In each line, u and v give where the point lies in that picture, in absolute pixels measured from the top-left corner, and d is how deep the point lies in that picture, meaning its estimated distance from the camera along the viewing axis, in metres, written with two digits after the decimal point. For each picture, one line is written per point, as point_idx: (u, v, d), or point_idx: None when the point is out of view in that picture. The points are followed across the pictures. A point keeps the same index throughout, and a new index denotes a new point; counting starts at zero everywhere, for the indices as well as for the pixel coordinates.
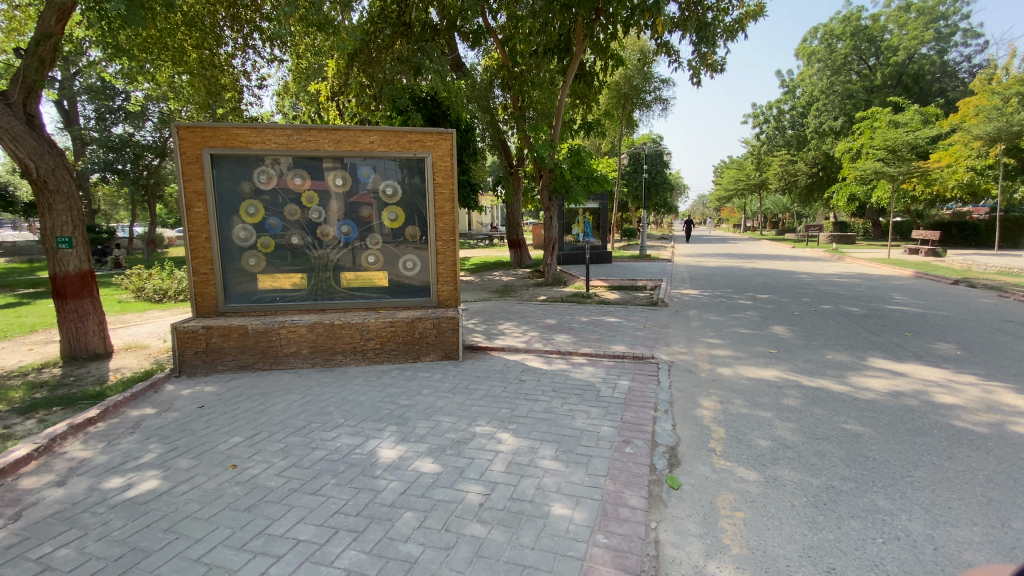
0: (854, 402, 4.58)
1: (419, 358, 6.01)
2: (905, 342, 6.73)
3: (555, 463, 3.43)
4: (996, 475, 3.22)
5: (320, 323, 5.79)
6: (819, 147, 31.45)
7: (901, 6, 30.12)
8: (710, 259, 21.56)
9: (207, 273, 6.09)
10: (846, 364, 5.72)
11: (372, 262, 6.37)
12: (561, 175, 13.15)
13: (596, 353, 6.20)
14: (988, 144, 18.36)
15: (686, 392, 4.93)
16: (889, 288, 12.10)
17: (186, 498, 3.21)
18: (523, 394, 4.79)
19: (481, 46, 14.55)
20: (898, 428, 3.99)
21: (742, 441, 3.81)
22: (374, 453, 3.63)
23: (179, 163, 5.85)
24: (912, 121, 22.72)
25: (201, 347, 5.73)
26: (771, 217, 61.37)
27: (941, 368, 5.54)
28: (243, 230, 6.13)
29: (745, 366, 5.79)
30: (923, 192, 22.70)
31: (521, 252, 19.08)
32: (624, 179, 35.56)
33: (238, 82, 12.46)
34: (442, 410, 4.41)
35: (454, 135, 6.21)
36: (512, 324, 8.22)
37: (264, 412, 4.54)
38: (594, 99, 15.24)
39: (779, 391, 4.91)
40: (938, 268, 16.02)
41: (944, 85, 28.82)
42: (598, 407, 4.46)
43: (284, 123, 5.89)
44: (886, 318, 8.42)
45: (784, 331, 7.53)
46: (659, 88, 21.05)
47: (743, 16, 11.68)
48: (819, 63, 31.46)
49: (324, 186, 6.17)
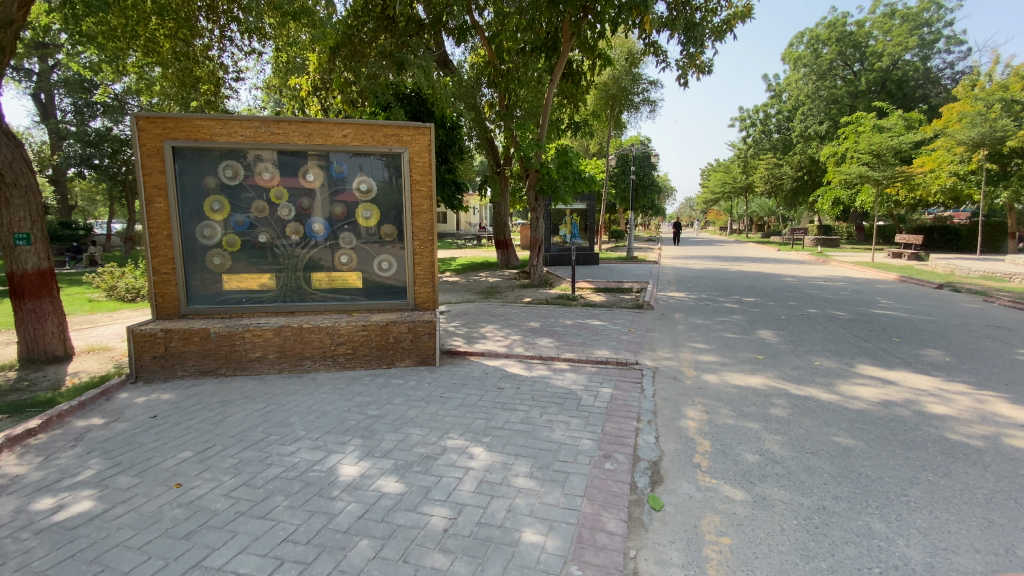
0: (844, 412, 4.40)
1: (394, 364, 5.72)
2: (893, 348, 6.61)
3: (529, 482, 3.17)
4: (996, 495, 3.04)
5: (287, 326, 5.49)
6: (805, 151, 31.67)
7: (885, 12, 30.41)
8: (696, 261, 21.51)
9: (168, 273, 5.75)
10: (834, 372, 5.56)
11: (345, 262, 6.06)
12: (547, 175, 12.89)
13: (578, 359, 5.96)
14: (971, 150, 18.56)
15: (671, 401, 4.70)
16: (875, 291, 12.07)
17: (120, 523, 2.90)
18: (500, 404, 4.53)
19: (467, 43, 14.25)
20: (890, 442, 3.81)
21: (729, 456, 3.59)
22: (333, 470, 3.35)
23: (138, 155, 5.49)
24: (896, 125, 22.92)
25: (159, 352, 5.38)
26: (756, 220, 61.96)
27: (931, 376, 5.41)
28: (207, 227, 5.80)
29: (731, 373, 5.60)
30: (906, 197, 22.94)
31: (507, 253, 18.81)
32: (612, 180, 35.52)
33: (217, 75, 12.05)
34: (412, 421, 4.13)
35: (432, 129, 5.94)
36: (494, 327, 7.95)
37: (220, 423, 4.23)
38: (582, 98, 15.01)
39: (767, 400, 4.71)
40: (921, 272, 16.10)
41: (927, 92, 29.22)
42: (579, 417, 4.22)
43: (251, 114, 5.58)
44: (873, 322, 8.32)
45: (772, 336, 7.38)
46: (647, 89, 20.97)
47: (732, 17, 11.57)
48: (805, 67, 31.67)
49: (294, 182, 5.86)
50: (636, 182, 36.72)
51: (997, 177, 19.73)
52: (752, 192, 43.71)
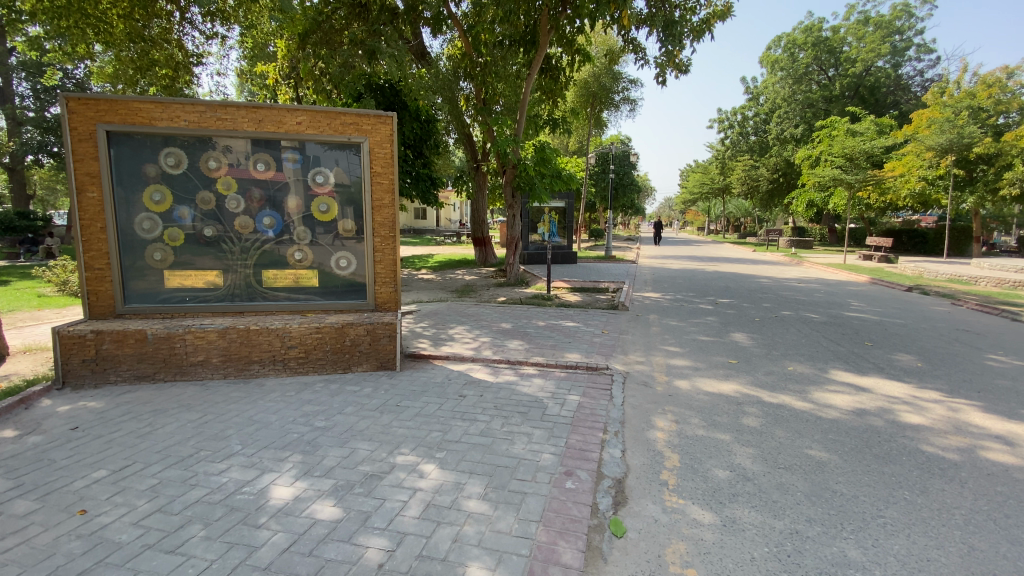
0: (818, 422, 4.23)
1: (350, 369, 5.36)
2: (866, 353, 6.52)
3: (481, 505, 2.88)
4: (975, 516, 2.87)
5: (233, 328, 5.09)
6: (781, 154, 32.05)
7: (859, 19, 30.86)
8: (674, 262, 21.45)
9: (102, 269, 5.29)
10: (808, 378, 5.41)
11: (299, 259, 5.67)
12: (525, 171, 12.59)
13: (547, 364, 5.69)
14: (939, 156, 19.11)
15: (640, 410, 4.46)
16: (846, 294, 12.16)
17: (6, 557, 2.52)
18: (460, 413, 4.22)
19: (444, 34, 13.81)
20: (865, 455, 3.64)
21: (698, 472, 3.36)
22: (264, 493, 3.02)
23: (68, 140, 5.02)
24: (868, 130, 23.27)
25: (89, 355, 4.93)
26: (732, 220, 62.89)
27: (904, 382, 5.29)
28: (147, 220, 5.35)
29: (704, 379, 5.39)
30: (877, 200, 23.32)
31: (485, 250, 18.47)
32: (592, 178, 35.50)
33: (177, 59, 11.49)
34: (361, 434, 3.81)
35: (395, 118, 5.57)
36: (463, 328, 7.63)
37: (148, 436, 3.85)
38: (560, 94, 14.71)
39: (739, 408, 4.51)
40: (890, 275, 16.32)
41: (897, 98, 29.93)
42: (542, 428, 3.94)
43: (195, 98, 5.16)
44: (846, 326, 8.28)
45: (746, 339, 7.23)
46: (627, 88, 20.87)
47: (711, 16, 11.46)
48: (782, 71, 32.05)
49: (243, 172, 5.45)
50: (615, 181, 36.76)
51: (963, 182, 20.01)
52: (729, 193, 44.25)
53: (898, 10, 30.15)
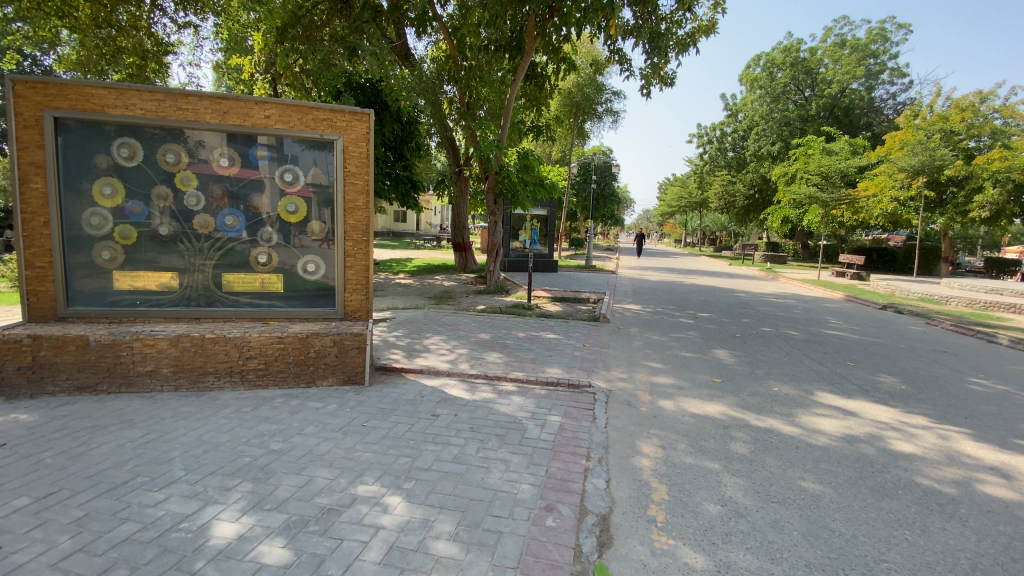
0: (808, 450, 4.05)
1: (314, 383, 4.99)
2: (849, 373, 6.42)
3: (450, 547, 2.57)
4: (982, 561, 2.70)
5: (186, 336, 4.68)
6: (757, 170, 32.63)
7: (835, 42, 31.72)
8: (653, 273, 21.40)
9: (44, 267, 4.81)
10: (794, 400, 5.24)
11: (263, 262, 5.29)
12: (507, 178, 12.27)
13: (526, 380, 5.40)
14: (911, 177, 19.53)
15: (624, 433, 4.21)
16: (823, 310, 12.23)
17: None
18: (431, 436, 3.89)
19: (429, 35, 13.52)
20: (860, 488, 3.46)
21: (687, 507, 3.11)
22: (204, 531, 2.65)
23: (12, 125, 4.56)
24: (843, 149, 23.75)
25: (23, 362, 4.44)
26: (709, 234, 64.06)
27: (891, 407, 5.17)
28: (95, 215, 4.90)
29: (688, 399, 5.17)
30: (851, 219, 23.79)
31: (465, 256, 18.17)
32: (574, 188, 35.55)
33: (146, 46, 10.84)
34: (322, 460, 3.46)
35: (371, 116, 5.24)
36: (439, 339, 7.29)
37: (80, 457, 3.40)
38: (544, 103, 14.37)
39: (726, 433, 4.30)
40: (864, 292, 16.56)
41: (870, 120, 30.81)
42: (520, 454, 3.64)
43: (153, 85, 4.75)
44: (826, 344, 8.24)
45: (729, 356, 7.07)
46: (610, 100, 20.91)
47: (696, 30, 11.47)
48: (761, 89, 32.68)
49: (204, 167, 5.06)
50: (596, 192, 36.89)
51: (933, 204, 20.53)
52: (707, 207, 44.94)
53: (874, 34, 31.00)
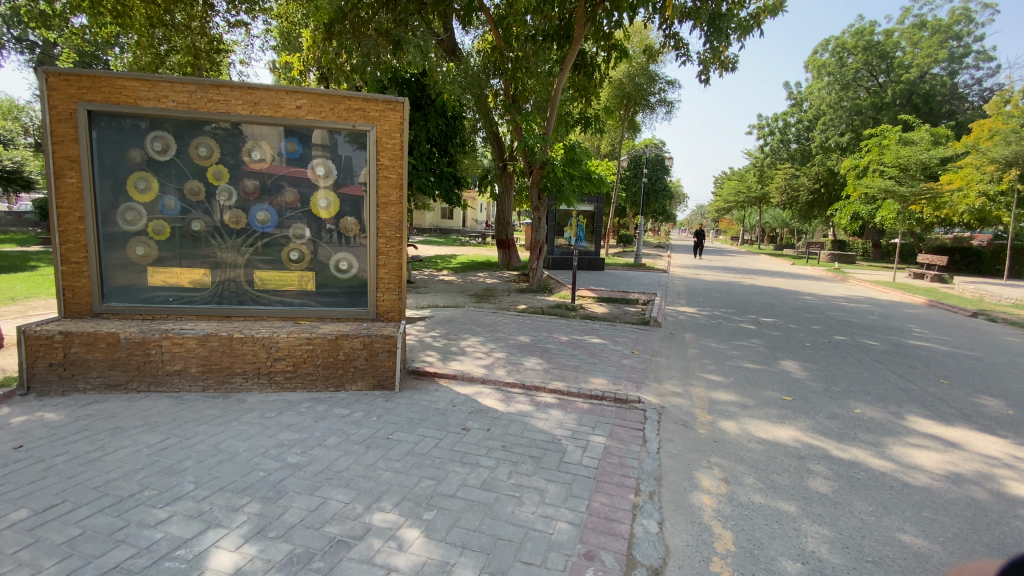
0: (904, 492, 3.37)
1: (343, 387, 4.74)
2: (944, 394, 5.52)
3: None
4: None
5: (214, 335, 4.53)
6: (824, 163, 30.39)
7: (915, 23, 28.91)
8: (707, 272, 20.30)
9: (80, 263, 4.78)
10: (881, 426, 4.50)
11: (295, 259, 5.09)
12: (552, 172, 11.74)
13: (568, 392, 4.92)
14: (1002, 169, 17.13)
15: (680, 461, 3.68)
16: (904, 317, 10.94)
17: None
18: (459, 455, 3.51)
19: (473, 27, 13.12)
20: (979, 547, 2.78)
21: (759, 563, 2.57)
22: (198, 563, 2.37)
23: (46, 119, 4.51)
24: (923, 139, 21.61)
25: (56, 359, 4.41)
26: (768, 231, 60.86)
27: (1002, 438, 4.33)
28: (130, 211, 4.84)
29: (754, 421, 4.53)
30: (931, 215, 21.54)
31: (509, 253, 17.83)
32: (624, 183, 34.56)
33: (200, 47, 10.94)
34: (339, 478, 3.15)
35: (405, 105, 4.90)
36: (478, 341, 6.92)
37: (94, 463, 3.25)
38: (594, 93, 13.75)
39: (802, 465, 3.67)
40: (948, 296, 14.88)
41: (953, 108, 27.99)
42: (558, 483, 3.19)
43: (185, 76, 4.61)
44: (911, 356, 7.25)
45: (798, 369, 6.30)
46: (664, 89, 19.92)
47: (761, 11, 10.53)
48: (829, 76, 30.36)
49: (237, 162, 4.91)
50: (648, 187, 35.62)
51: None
52: (766, 203, 42.54)
53: (958, 15, 28.18)
